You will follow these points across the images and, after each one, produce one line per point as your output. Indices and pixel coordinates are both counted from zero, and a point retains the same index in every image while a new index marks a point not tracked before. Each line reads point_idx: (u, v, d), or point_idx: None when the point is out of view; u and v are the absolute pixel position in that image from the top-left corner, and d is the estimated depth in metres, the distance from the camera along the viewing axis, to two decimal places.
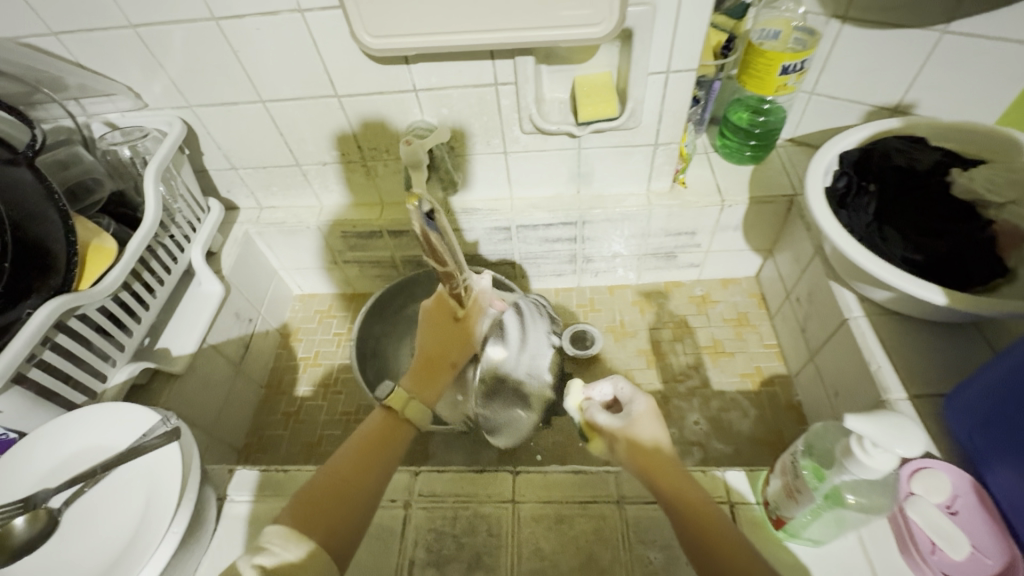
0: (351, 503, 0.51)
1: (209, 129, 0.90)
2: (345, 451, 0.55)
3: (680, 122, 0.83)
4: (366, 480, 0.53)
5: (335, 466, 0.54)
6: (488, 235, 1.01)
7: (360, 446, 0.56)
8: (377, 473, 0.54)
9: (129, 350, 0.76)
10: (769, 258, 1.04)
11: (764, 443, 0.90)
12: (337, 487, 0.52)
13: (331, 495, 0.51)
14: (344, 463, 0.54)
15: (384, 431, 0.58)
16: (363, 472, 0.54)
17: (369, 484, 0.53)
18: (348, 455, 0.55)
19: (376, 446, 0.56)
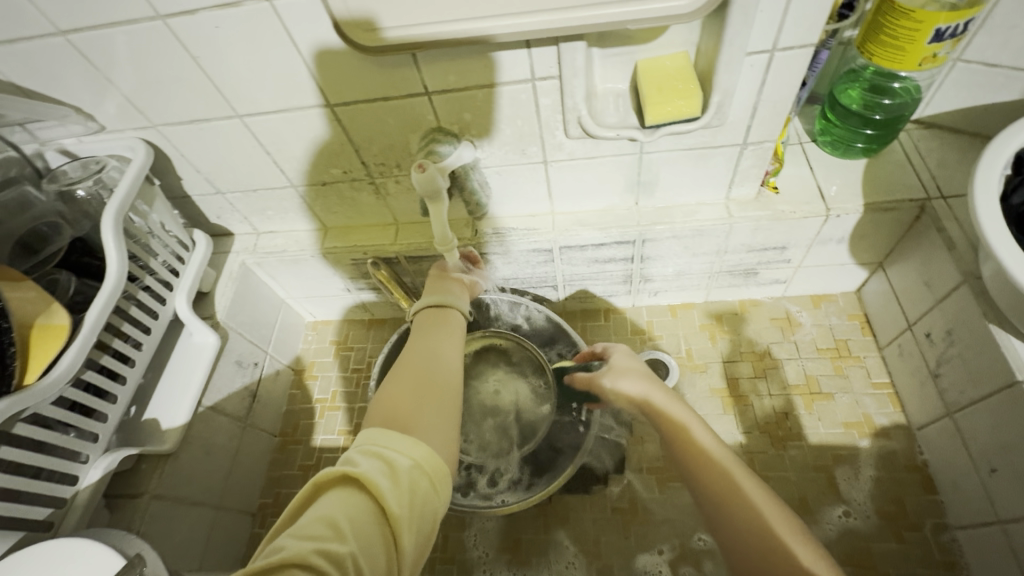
0: (433, 387, 0.50)
1: (182, 151, 0.74)
2: (414, 343, 0.56)
3: (781, 116, 0.62)
4: (444, 371, 0.53)
5: (406, 360, 0.53)
6: (525, 258, 0.84)
7: (421, 337, 0.57)
8: (444, 349, 0.55)
9: (105, 439, 0.63)
10: (878, 272, 0.82)
11: (880, 515, 0.72)
12: (415, 379, 0.51)
13: (409, 383, 0.50)
14: (413, 355, 0.54)
15: (439, 317, 0.60)
16: (427, 354, 0.54)
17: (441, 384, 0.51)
18: (415, 347, 0.56)
19: (437, 330, 0.58)
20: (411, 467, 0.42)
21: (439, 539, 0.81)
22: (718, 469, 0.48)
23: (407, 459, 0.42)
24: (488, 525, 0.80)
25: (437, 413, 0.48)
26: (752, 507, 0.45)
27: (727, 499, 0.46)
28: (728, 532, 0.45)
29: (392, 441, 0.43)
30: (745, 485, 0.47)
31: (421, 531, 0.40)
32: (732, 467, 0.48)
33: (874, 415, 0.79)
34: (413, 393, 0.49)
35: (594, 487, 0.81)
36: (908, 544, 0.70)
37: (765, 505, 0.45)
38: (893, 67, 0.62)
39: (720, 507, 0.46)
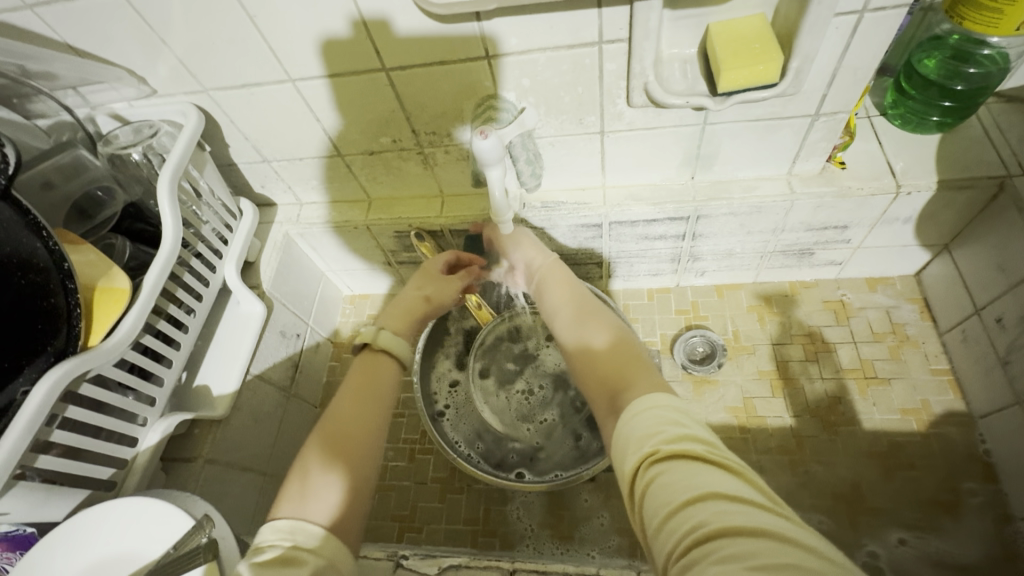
0: (353, 463, 0.51)
1: (232, 117, 0.73)
2: (332, 403, 0.56)
3: (860, 85, 0.58)
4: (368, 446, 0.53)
5: (327, 426, 0.53)
6: (573, 233, 0.82)
7: (350, 398, 0.56)
8: (384, 381, 0.59)
9: (162, 403, 0.63)
10: (943, 254, 0.79)
11: (937, 504, 0.70)
12: (332, 454, 0.51)
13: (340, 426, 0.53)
14: (332, 422, 0.54)
15: (370, 369, 0.60)
16: (375, 389, 0.58)
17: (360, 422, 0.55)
18: (345, 406, 0.55)
19: (374, 389, 0.58)
20: (323, 566, 0.43)
21: (481, 511, 0.81)
22: (592, 339, 0.55)
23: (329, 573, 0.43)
24: (531, 499, 0.80)
25: (353, 500, 0.49)
26: (621, 357, 0.52)
27: (613, 356, 0.52)
28: (584, 378, 0.53)
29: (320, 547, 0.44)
30: (629, 351, 0.52)
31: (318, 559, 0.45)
32: (627, 343, 0.53)
33: (932, 402, 0.76)
34: (337, 486, 0.49)
35: None
36: (967, 533, 0.68)
37: (597, 353, 0.53)
38: (986, 33, 0.58)
39: (595, 368, 0.52)
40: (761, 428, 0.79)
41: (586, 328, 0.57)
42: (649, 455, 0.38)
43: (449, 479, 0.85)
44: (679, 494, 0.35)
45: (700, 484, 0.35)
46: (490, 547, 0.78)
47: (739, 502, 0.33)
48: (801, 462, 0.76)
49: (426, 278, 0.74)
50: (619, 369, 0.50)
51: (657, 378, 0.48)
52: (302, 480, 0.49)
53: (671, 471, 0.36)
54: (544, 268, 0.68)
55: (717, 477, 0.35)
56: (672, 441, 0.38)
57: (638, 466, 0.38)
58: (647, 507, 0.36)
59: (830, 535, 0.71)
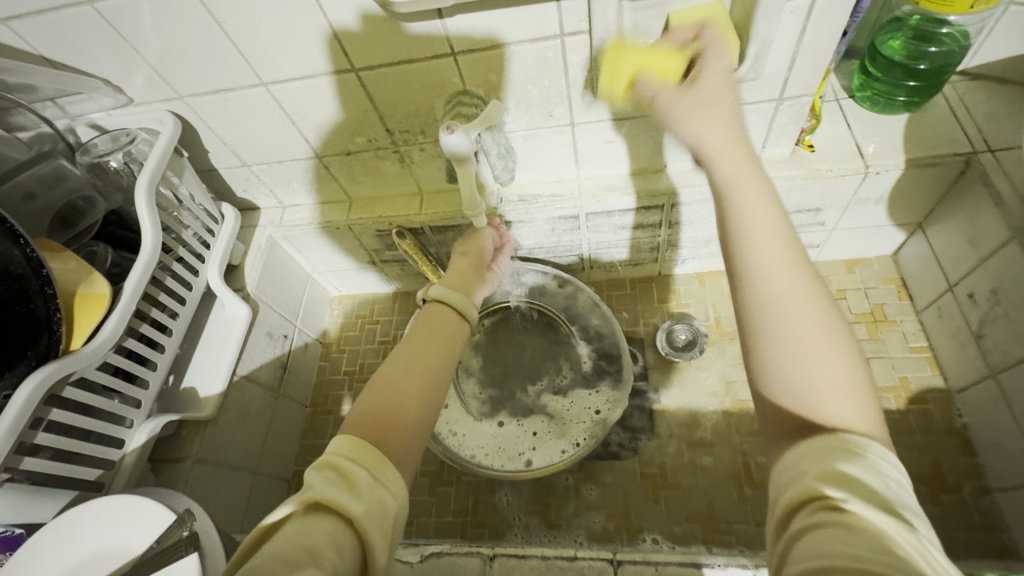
0: (432, 385, 0.51)
1: (210, 124, 0.74)
2: (388, 364, 0.52)
3: (819, 69, 0.59)
4: (440, 374, 0.53)
5: (386, 374, 0.51)
6: (551, 225, 0.83)
7: (425, 341, 0.54)
8: (454, 328, 0.57)
9: (147, 405, 0.65)
10: (917, 233, 0.80)
11: (917, 479, 0.71)
12: (390, 396, 0.48)
13: (415, 369, 0.51)
14: (403, 359, 0.52)
15: (437, 323, 0.57)
16: (438, 340, 0.55)
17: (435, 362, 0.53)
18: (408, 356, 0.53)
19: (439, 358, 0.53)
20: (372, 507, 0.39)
21: (469, 503, 0.82)
22: (794, 313, 0.40)
23: (386, 495, 0.40)
24: (519, 487, 0.82)
25: (413, 424, 0.48)
26: (814, 371, 0.38)
27: (810, 353, 0.39)
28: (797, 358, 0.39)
29: (374, 469, 0.41)
30: (847, 403, 0.37)
31: (381, 529, 0.38)
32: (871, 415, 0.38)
33: (911, 379, 0.77)
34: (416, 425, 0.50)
35: (623, 454, 0.81)
36: (948, 508, 0.69)
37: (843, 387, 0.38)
38: (941, 12, 0.60)
39: (788, 344, 0.40)
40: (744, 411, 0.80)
41: (801, 290, 0.41)
42: (815, 501, 0.32)
43: (438, 472, 0.86)
44: (818, 553, 0.29)
45: (853, 556, 0.28)
46: (479, 537, 0.79)
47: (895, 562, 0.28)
48: None
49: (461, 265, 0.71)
50: (804, 389, 0.39)
51: (872, 431, 0.37)
52: (374, 394, 0.49)
53: (836, 531, 0.30)
54: (772, 273, 0.42)
55: (882, 563, 0.28)
56: (855, 500, 0.31)
57: (801, 507, 0.33)
58: (793, 549, 0.31)
59: None
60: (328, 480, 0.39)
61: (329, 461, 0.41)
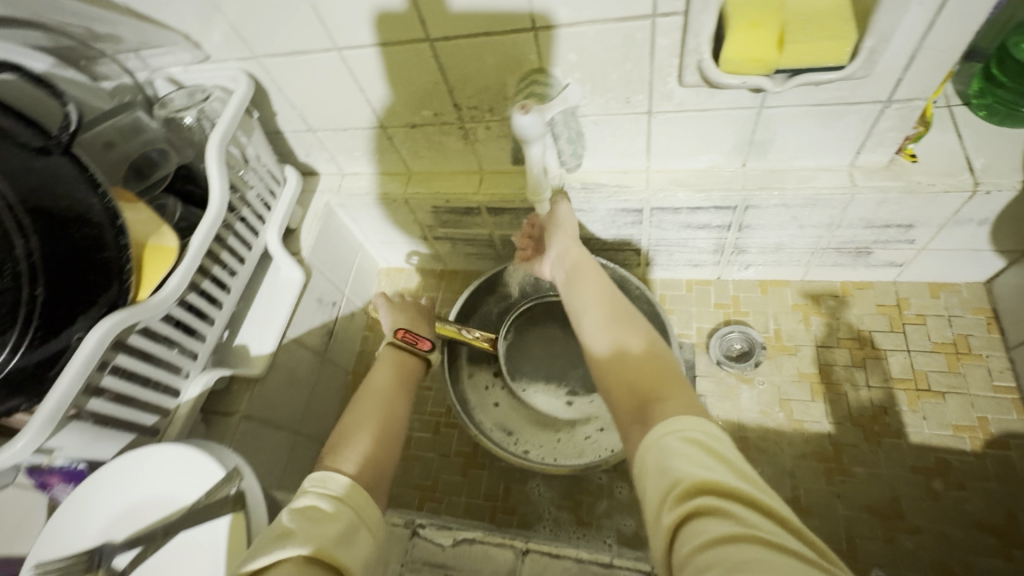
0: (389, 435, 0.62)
1: (280, 86, 0.74)
2: (341, 426, 0.62)
3: (941, 71, 0.53)
4: (387, 421, 0.63)
5: (348, 430, 0.60)
6: (612, 217, 0.79)
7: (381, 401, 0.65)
8: (385, 385, 0.68)
9: (203, 358, 0.67)
10: (1020, 262, 0.72)
11: (986, 529, 0.66)
12: (371, 436, 0.59)
13: (358, 420, 0.62)
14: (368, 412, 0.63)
15: (397, 378, 0.70)
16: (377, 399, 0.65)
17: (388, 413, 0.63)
18: (379, 412, 0.64)
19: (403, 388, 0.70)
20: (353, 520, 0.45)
21: (500, 489, 0.82)
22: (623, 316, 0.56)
23: (360, 525, 0.45)
24: (552, 480, 0.81)
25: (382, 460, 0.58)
26: (626, 352, 0.50)
27: (624, 338, 0.52)
28: (612, 386, 0.49)
29: (358, 506, 0.46)
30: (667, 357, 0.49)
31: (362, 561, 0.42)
32: (655, 355, 0.49)
33: (991, 421, 0.71)
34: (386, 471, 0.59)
35: None
36: (1019, 565, 0.63)
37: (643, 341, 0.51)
38: None
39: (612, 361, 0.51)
40: (798, 432, 0.76)
41: (612, 325, 0.55)
42: (695, 487, 0.35)
43: (472, 454, 0.86)
44: (703, 534, 0.32)
45: (733, 543, 0.31)
46: (507, 524, 0.79)
47: (743, 507, 0.34)
48: (837, 471, 0.72)
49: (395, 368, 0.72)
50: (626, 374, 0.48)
51: (672, 370, 0.47)
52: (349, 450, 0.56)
53: (716, 516, 0.33)
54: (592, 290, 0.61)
55: (753, 522, 0.32)
56: (709, 478, 0.35)
57: (676, 500, 0.35)
58: (680, 536, 0.34)
59: (863, 549, 0.68)
60: (310, 515, 0.44)
61: (320, 495, 0.46)
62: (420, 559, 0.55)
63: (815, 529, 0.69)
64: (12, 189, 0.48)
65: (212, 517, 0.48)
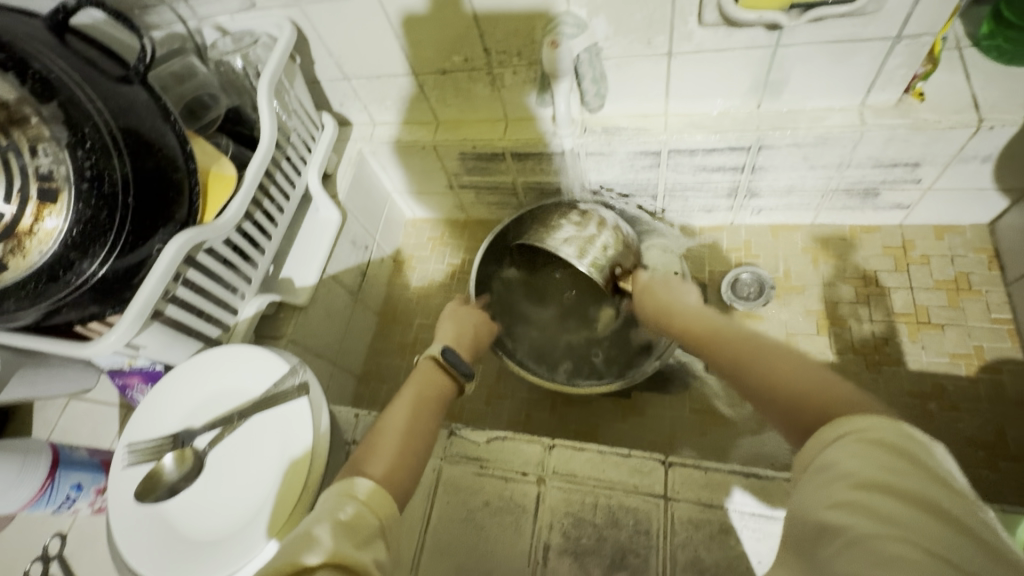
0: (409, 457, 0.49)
1: (319, 33, 0.79)
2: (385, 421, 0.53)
3: (950, 4, 0.56)
4: (424, 419, 0.54)
5: (381, 434, 0.51)
6: (631, 160, 0.84)
7: (404, 414, 0.54)
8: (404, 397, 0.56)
9: (256, 282, 0.74)
10: (1022, 201, 0.76)
11: (975, 444, 0.71)
12: (398, 440, 0.50)
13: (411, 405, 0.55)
14: (391, 425, 0.52)
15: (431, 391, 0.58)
16: (406, 421, 0.53)
17: (418, 430, 0.53)
18: (401, 423, 0.52)
19: (416, 420, 0.53)
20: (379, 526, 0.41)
21: (521, 415, 0.89)
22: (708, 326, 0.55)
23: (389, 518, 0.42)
24: (570, 407, 0.88)
25: (411, 467, 0.49)
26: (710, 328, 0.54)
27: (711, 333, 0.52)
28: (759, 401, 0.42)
29: (384, 519, 0.42)
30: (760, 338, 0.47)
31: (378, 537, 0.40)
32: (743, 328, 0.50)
33: (986, 349, 0.76)
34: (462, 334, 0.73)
35: (673, 389, 0.86)
36: (1003, 476, 0.69)
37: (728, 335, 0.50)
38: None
39: (732, 370, 0.46)
40: None
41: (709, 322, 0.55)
42: (860, 475, 0.31)
43: (495, 385, 0.92)
44: (842, 544, 0.29)
45: (858, 521, 0.29)
46: None
47: (904, 480, 0.30)
48: None
49: (428, 386, 0.58)
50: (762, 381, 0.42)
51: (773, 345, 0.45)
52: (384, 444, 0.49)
53: (862, 502, 0.29)
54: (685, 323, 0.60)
55: (899, 506, 0.29)
56: (864, 467, 0.31)
57: (831, 484, 0.31)
58: (819, 545, 0.31)
59: None
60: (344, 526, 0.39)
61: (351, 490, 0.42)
62: (457, 454, 0.62)
63: None
64: (107, 108, 0.52)
65: (281, 403, 0.55)
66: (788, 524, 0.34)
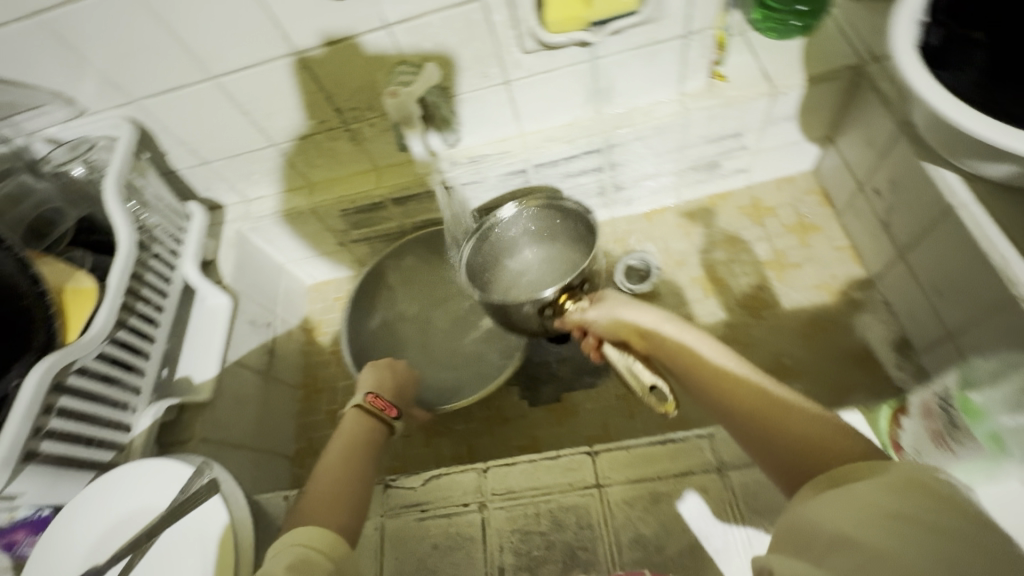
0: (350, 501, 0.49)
1: (164, 124, 0.78)
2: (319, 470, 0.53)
3: (715, 0, 0.67)
4: (360, 460, 0.54)
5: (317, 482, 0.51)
6: (503, 182, 0.89)
7: (336, 459, 0.53)
8: (336, 442, 0.56)
9: (146, 391, 0.69)
10: (828, 146, 0.89)
11: (851, 357, 0.81)
12: (334, 485, 0.50)
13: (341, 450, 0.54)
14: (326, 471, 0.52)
15: (360, 434, 0.57)
16: (342, 465, 0.53)
17: (356, 471, 0.53)
18: (336, 468, 0.52)
19: (353, 458, 0.54)
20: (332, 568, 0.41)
21: (463, 449, 0.89)
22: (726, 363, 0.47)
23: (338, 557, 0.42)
24: (507, 427, 0.89)
25: (353, 508, 0.49)
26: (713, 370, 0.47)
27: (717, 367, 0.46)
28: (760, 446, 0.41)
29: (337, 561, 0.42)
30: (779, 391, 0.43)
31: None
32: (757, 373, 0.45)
33: (838, 274, 0.87)
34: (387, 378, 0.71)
35: (597, 381, 0.90)
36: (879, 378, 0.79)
37: (747, 374, 0.45)
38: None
39: (751, 422, 0.42)
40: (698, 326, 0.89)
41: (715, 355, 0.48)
42: (887, 506, 0.30)
43: (432, 426, 0.92)
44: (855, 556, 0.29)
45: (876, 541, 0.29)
46: None
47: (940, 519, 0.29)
48: (737, 347, 0.86)
49: (357, 427, 0.58)
50: (763, 435, 0.41)
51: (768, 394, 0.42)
52: (321, 493, 0.49)
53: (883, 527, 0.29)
54: (680, 336, 0.52)
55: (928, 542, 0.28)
56: (894, 500, 0.31)
57: (853, 511, 0.31)
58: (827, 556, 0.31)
59: None
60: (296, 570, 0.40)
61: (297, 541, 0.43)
62: (396, 505, 0.61)
63: None
64: None
65: (193, 508, 0.52)
66: (790, 540, 0.34)
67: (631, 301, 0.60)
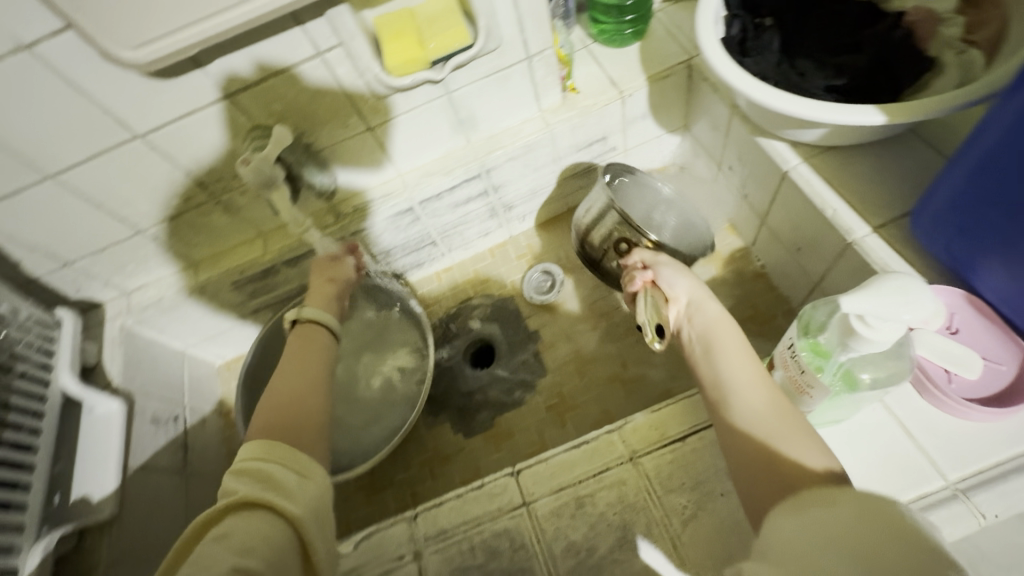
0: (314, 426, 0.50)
1: (10, 232, 0.73)
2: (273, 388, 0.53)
3: (545, 24, 0.72)
4: (320, 385, 0.54)
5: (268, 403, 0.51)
6: (393, 223, 0.89)
7: (285, 378, 0.54)
8: (291, 360, 0.57)
9: (31, 525, 0.63)
10: (685, 134, 0.97)
11: (745, 321, 0.87)
12: (283, 410, 0.50)
13: (292, 368, 0.55)
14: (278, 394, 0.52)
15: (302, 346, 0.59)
16: (286, 388, 0.52)
17: (315, 400, 0.52)
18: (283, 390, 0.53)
19: (310, 375, 0.54)
20: (302, 508, 0.43)
21: (407, 497, 0.87)
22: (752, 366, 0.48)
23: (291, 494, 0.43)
24: (447, 463, 0.88)
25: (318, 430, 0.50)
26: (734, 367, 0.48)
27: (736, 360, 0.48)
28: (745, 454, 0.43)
29: (295, 483, 0.44)
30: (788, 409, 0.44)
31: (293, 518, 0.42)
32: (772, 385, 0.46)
33: (721, 248, 0.94)
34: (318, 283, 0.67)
35: (526, 396, 0.91)
36: (773, 334, 0.86)
37: (755, 382, 0.46)
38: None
39: (743, 430, 0.44)
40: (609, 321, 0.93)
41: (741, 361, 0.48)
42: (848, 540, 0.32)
43: (371, 481, 0.89)
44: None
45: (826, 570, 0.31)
46: None
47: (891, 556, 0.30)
48: None
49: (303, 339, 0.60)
50: (770, 431, 0.42)
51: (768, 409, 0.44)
52: (269, 417, 0.49)
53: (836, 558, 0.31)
54: (715, 320, 0.53)
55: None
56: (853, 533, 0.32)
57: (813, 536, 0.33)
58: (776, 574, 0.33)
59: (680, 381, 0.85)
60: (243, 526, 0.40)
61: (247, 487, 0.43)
62: None
63: (647, 386, 0.88)
64: None
65: None
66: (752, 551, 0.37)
67: (685, 272, 0.62)
